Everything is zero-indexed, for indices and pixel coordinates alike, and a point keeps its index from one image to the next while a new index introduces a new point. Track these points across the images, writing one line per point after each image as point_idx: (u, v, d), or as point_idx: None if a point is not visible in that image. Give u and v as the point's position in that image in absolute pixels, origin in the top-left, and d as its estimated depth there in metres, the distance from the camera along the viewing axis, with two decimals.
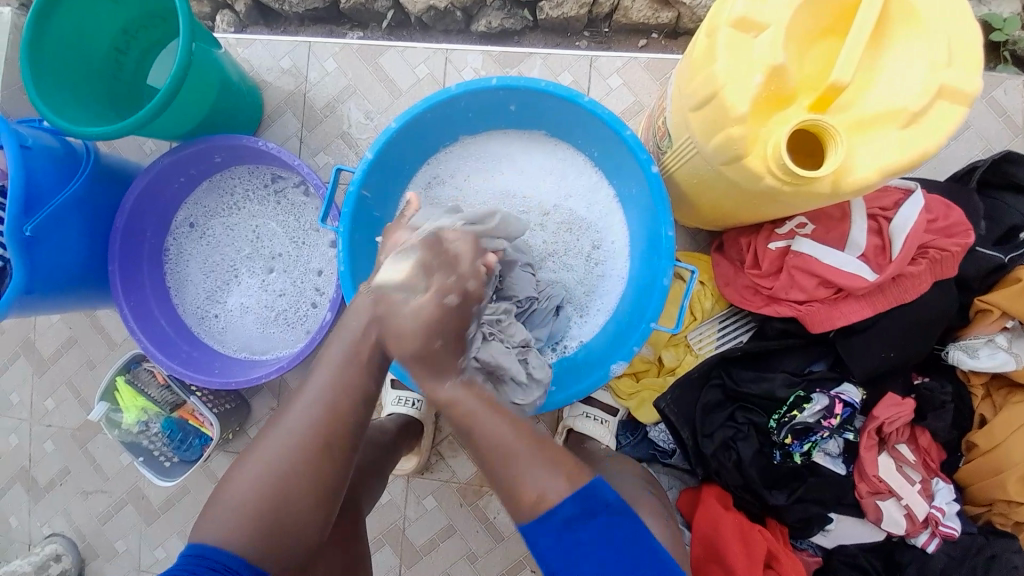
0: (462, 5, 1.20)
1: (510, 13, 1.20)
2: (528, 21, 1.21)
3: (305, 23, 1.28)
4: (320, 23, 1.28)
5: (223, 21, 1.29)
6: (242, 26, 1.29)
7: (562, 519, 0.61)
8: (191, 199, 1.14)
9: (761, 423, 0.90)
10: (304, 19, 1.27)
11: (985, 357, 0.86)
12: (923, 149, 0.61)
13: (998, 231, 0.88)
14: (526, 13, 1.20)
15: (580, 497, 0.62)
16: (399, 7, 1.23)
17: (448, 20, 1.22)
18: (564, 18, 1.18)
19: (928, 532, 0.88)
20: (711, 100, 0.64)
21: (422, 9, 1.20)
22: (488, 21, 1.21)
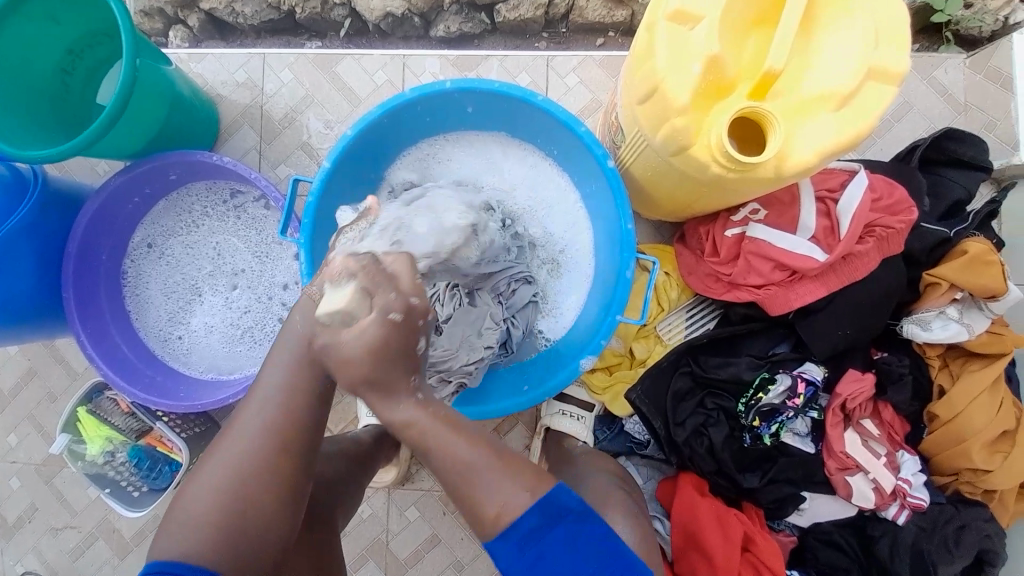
0: (418, 11, 1.19)
1: (467, 17, 1.20)
2: (485, 25, 1.22)
3: (262, 35, 1.27)
4: (277, 35, 1.27)
5: (176, 36, 1.27)
6: (196, 41, 1.28)
7: (524, 534, 0.57)
8: (147, 220, 1.11)
9: (730, 408, 0.91)
10: (260, 31, 1.26)
11: (938, 329, 0.88)
12: (857, 129, 0.63)
13: (942, 206, 0.92)
14: (483, 16, 1.21)
15: (539, 508, 0.57)
16: (355, 15, 1.23)
17: (406, 27, 1.22)
18: (521, 20, 1.19)
19: (897, 504, 0.90)
20: (654, 93, 0.65)
21: (379, 17, 1.20)
22: (446, 26, 1.22)
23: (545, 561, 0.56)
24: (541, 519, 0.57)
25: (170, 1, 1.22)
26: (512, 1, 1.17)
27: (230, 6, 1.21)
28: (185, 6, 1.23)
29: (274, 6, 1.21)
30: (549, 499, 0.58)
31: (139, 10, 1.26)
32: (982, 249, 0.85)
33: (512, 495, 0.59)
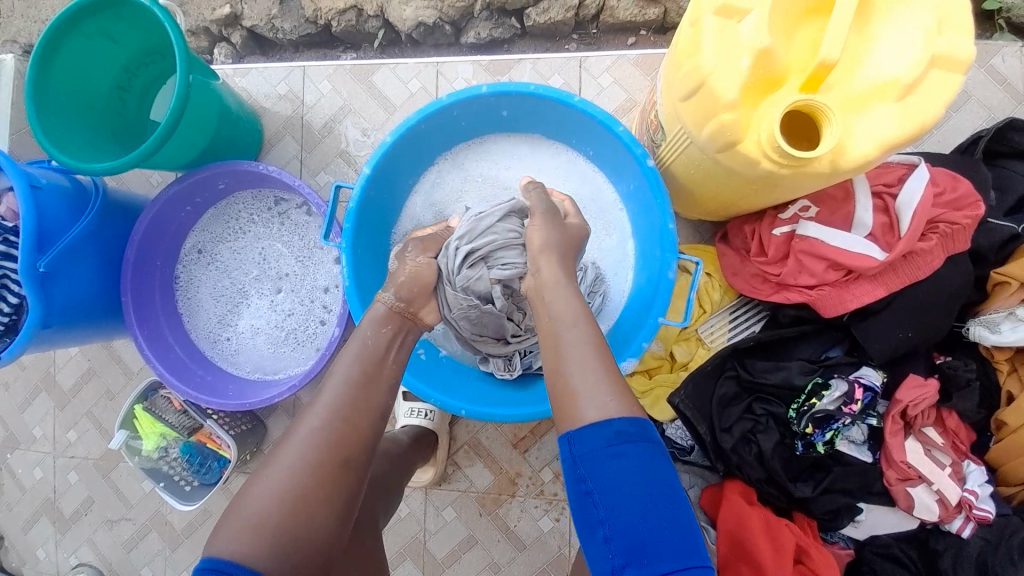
0: (450, 19, 1.22)
1: (498, 23, 1.22)
2: (515, 30, 1.23)
3: (300, 50, 1.32)
4: (315, 48, 1.32)
5: (221, 53, 1.34)
6: (239, 57, 1.34)
7: (613, 432, 0.59)
8: (197, 228, 1.16)
9: (780, 414, 0.87)
10: (298, 46, 1.32)
11: (1007, 331, 0.82)
12: (922, 121, 0.59)
13: (1010, 201, 0.86)
14: (513, 21, 1.22)
15: (633, 420, 0.60)
16: (389, 27, 1.26)
17: (437, 35, 1.25)
18: (551, 23, 1.19)
19: (962, 516, 0.85)
20: (701, 89, 0.64)
21: (411, 27, 1.22)
22: (477, 32, 1.23)
23: (623, 467, 0.57)
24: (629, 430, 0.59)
25: (215, 19, 1.29)
26: (542, 6, 1.18)
27: (270, 22, 1.27)
28: (228, 24, 1.29)
29: (311, 20, 1.26)
30: (640, 422, 0.60)
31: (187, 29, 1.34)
32: None
33: (576, 434, 0.60)
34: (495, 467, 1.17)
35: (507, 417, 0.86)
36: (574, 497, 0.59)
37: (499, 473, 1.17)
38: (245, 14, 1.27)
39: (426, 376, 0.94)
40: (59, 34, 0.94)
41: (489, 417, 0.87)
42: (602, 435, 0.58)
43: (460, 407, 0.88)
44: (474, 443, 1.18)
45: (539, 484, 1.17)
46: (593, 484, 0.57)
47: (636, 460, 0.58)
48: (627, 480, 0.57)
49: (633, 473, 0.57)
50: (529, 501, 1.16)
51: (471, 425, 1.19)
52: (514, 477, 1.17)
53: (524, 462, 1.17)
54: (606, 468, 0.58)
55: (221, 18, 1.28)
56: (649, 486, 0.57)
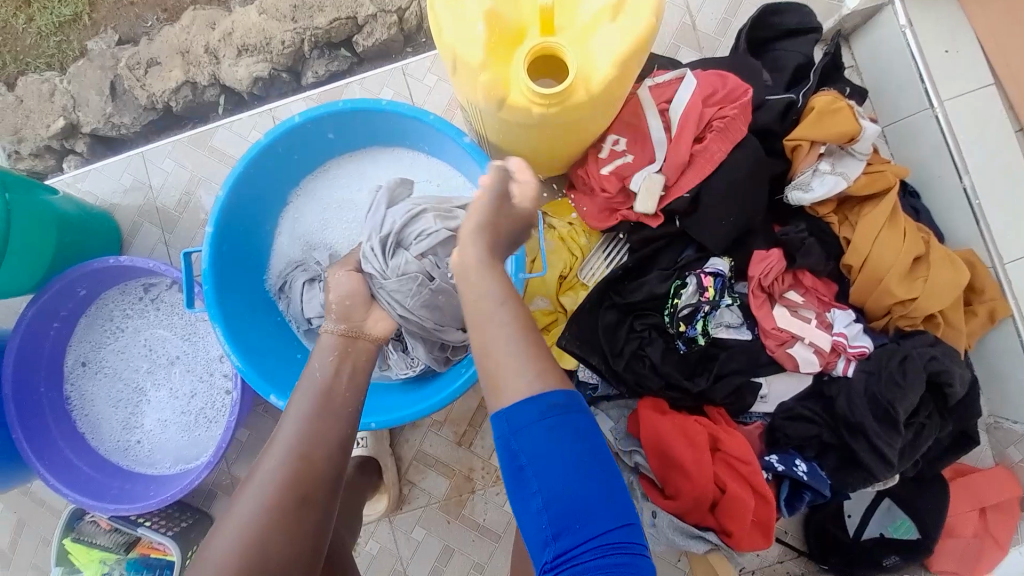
0: (284, 66, 1.28)
1: (331, 57, 1.28)
2: (350, 58, 1.29)
3: (148, 138, 1.32)
4: (163, 132, 1.32)
5: (70, 165, 1.31)
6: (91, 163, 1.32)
7: (548, 406, 0.60)
8: (75, 342, 1.14)
9: (658, 323, 0.93)
10: (146, 135, 1.32)
11: (818, 186, 0.90)
12: (642, 29, 0.66)
13: (785, 77, 0.96)
14: (345, 52, 1.29)
15: (567, 397, 0.61)
16: (228, 91, 1.30)
17: (278, 84, 1.29)
18: (381, 43, 1.28)
19: (842, 359, 0.93)
20: (456, 62, 0.69)
21: (249, 83, 1.27)
22: (314, 71, 1.29)
23: (553, 439, 0.58)
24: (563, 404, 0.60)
25: (53, 135, 1.29)
26: (366, 30, 1.27)
27: (109, 120, 1.29)
28: (69, 136, 1.30)
29: (149, 106, 1.29)
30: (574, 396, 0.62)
31: (28, 154, 1.31)
32: (827, 101, 0.88)
33: (509, 411, 0.60)
34: (448, 471, 1.19)
35: (416, 415, 0.89)
36: (511, 476, 0.60)
37: (454, 475, 1.18)
38: (82, 120, 1.29)
39: None
40: None
41: (399, 421, 0.89)
42: (535, 409, 0.60)
43: (369, 419, 0.90)
44: (421, 456, 1.19)
45: (493, 471, 1.18)
46: (526, 458, 0.58)
47: (570, 433, 0.59)
48: (559, 451, 0.58)
49: (565, 445, 0.58)
50: (490, 491, 1.18)
51: (413, 439, 1.20)
52: (468, 474, 1.18)
53: (473, 455, 1.19)
54: (542, 441, 0.58)
55: (58, 131, 1.29)
56: (580, 456, 0.58)
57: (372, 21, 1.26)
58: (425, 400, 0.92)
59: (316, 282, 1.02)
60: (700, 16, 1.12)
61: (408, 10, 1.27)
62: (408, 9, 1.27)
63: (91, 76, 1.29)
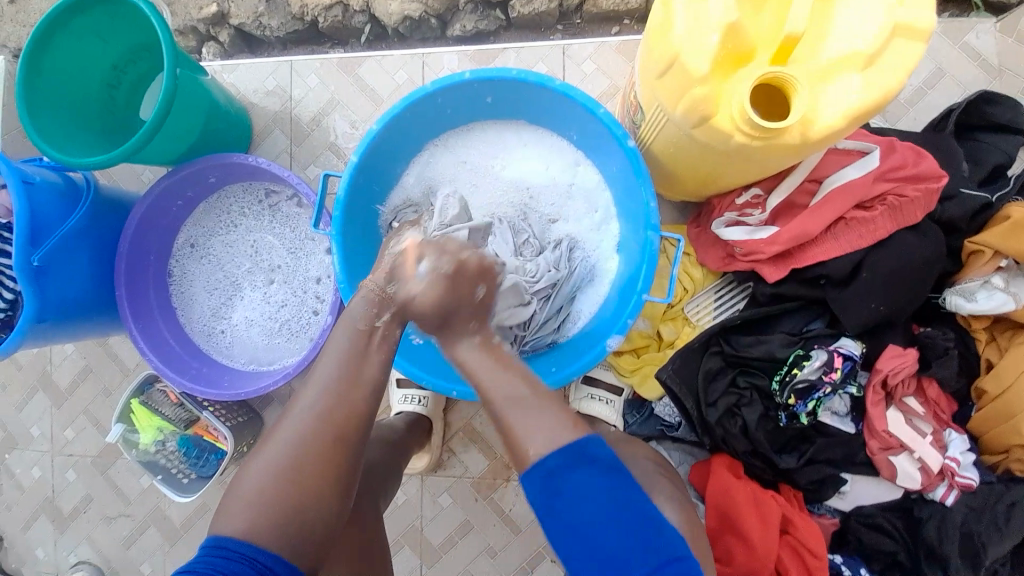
0: (435, 12, 1.24)
1: (483, 15, 1.24)
2: (501, 21, 1.25)
3: (287, 46, 1.34)
4: (300, 44, 1.33)
5: (210, 52, 1.36)
6: (228, 55, 1.36)
7: (549, 468, 0.59)
8: (190, 222, 1.17)
9: (763, 386, 0.89)
10: (285, 42, 1.33)
11: (983, 299, 0.85)
12: (884, 90, 0.62)
13: (982, 171, 0.89)
14: (499, 13, 1.24)
15: (567, 450, 0.59)
16: (375, 21, 1.28)
17: (423, 29, 1.26)
18: (536, 13, 1.22)
19: (945, 484, 0.87)
20: (673, 65, 0.66)
21: (397, 21, 1.24)
22: (462, 25, 1.25)
23: (571, 496, 0.57)
24: (565, 459, 0.59)
25: (203, 18, 1.30)
26: None
27: (257, 19, 1.29)
28: (217, 23, 1.31)
29: (298, 17, 1.28)
30: (580, 446, 0.60)
31: (175, 29, 1.35)
32: None
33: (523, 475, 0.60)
34: (489, 453, 1.19)
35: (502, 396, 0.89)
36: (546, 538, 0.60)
37: (494, 459, 1.18)
38: (233, 13, 1.29)
39: (424, 360, 0.95)
40: (50, 32, 0.95)
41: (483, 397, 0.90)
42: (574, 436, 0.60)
43: (451, 387, 0.91)
44: (468, 430, 1.19)
45: None
46: (552, 522, 0.58)
47: (581, 489, 0.58)
48: (580, 510, 0.57)
49: (580, 500, 0.57)
50: (523, 485, 1.18)
51: (465, 411, 1.20)
52: (508, 463, 1.18)
53: None
54: (558, 502, 0.58)
55: (209, 16, 1.30)
56: (600, 514, 0.57)
57: None
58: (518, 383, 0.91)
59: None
60: None
61: None
62: None
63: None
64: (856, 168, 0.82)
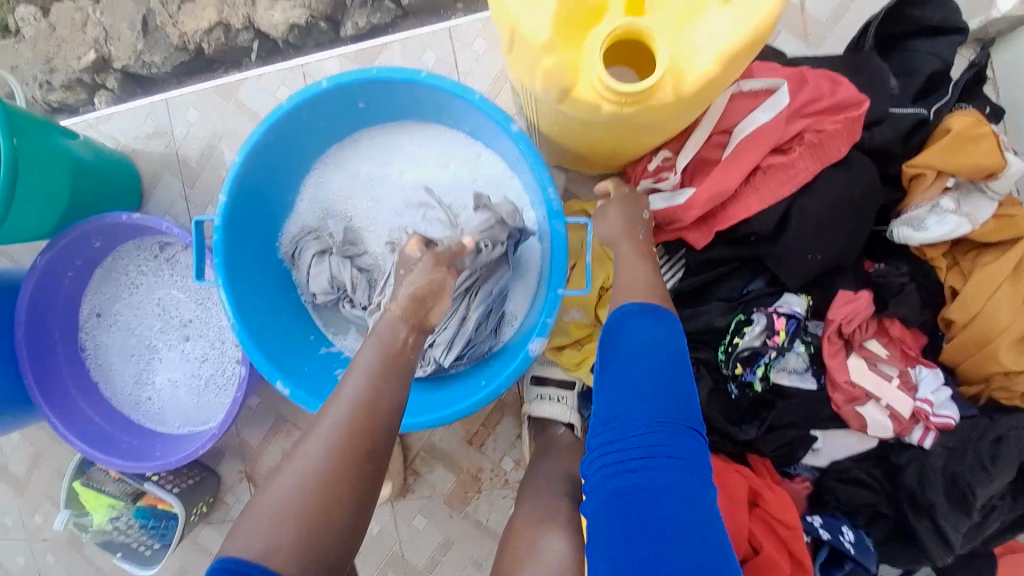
0: (323, 14, 1.14)
1: (374, 8, 1.14)
2: (394, 11, 1.14)
3: (183, 80, 1.22)
4: (194, 75, 1.22)
5: (103, 102, 1.24)
6: (121, 101, 1.24)
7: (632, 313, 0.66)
8: (90, 291, 1.09)
9: (709, 358, 0.81)
10: (180, 77, 1.22)
11: (935, 226, 0.75)
12: (759, 20, 0.52)
13: (916, 84, 0.79)
14: (390, 3, 1.14)
15: (654, 314, 0.65)
16: (262, 36, 1.18)
17: (315, 33, 1.16)
18: None
19: (920, 427, 0.80)
20: (515, 38, 0.56)
21: (284, 31, 1.15)
22: (354, 22, 1.16)
23: (637, 347, 0.62)
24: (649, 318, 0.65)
25: (86, 67, 1.21)
26: None
27: (139, 58, 1.20)
28: (101, 70, 1.22)
29: (181, 47, 1.19)
30: (663, 315, 0.66)
31: (62, 85, 1.24)
32: (971, 122, 0.73)
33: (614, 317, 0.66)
34: (456, 467, 1.12)
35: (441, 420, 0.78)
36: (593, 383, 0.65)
37: (461, 472, 1.12)
38: (114, 56, 1.21)
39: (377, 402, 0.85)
40: None
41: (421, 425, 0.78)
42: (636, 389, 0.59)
43: None
44: (429, 449, 1.12)
45: (502, 474, 1.11)
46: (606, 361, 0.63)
47: (649, 349, 0.61)
48: (631, 363, 0.61)
49: (639, 353, 0.61)
50: (496, 493, 1.11)
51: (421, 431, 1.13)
52: (477, 473, 1.11)
53: (483, 456, 1.11)
54: (618, 348, 0.63)
55: (91, 64, 1.21)
56: (651, 373, 0.60)
57: None
58: (457, 402, 0.81)
59: (328, 254, 0.94)
60: None
61: None
62: None
63: (124, 8, 1.20)
64: (764, 111, 0.73)
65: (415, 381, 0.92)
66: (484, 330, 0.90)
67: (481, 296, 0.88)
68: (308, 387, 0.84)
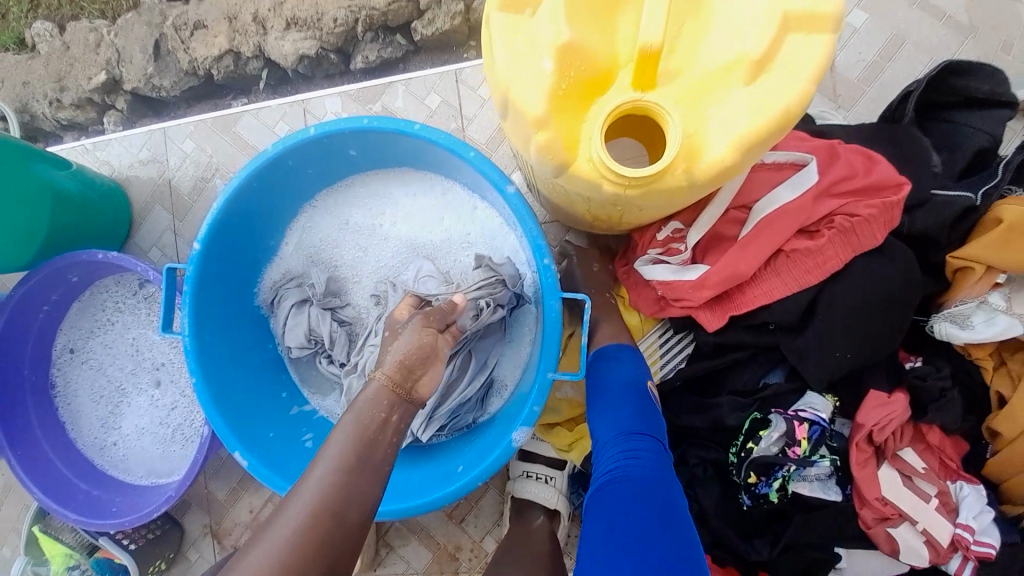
0: (333, 46, 1.12)
1: (385, 43, 1.12)
2: (405, 47, 1.13)
3: (190, 104, 1.20)
4: (203, 100, 1.20)
5: (111, 122, 1.22)
6: (130, 122, 1.22)
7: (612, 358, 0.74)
8: (65, 326, 1.05)
9: (720, 460, 0.74)
10: (189, 100, 1.20)
11: (981, 326, 0.67)
12: (785, 103, 0.46)
13: (960, 161, 0.70)
14: (400, 38, 1.12)
15: (633, 357, 0.74)
16: (272, 65, 1.16)
17: (325, 66, 1.14)
18: (441, 33, 1.11)
19: (959, 555, 0.69)
20: (508, 105, 0.50)
21: (294, 61, 1.12)
22: (365, 55, 1.13)
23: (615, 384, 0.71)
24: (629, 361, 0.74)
25: (96, 87, 1.18)
26: (427, 17, 1.10)
27: (149, 81, 1.17)
28: (111, 91, 1.19)
29: (191, 72, 1.16)
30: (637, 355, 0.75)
31: (72, 103, 1.21)
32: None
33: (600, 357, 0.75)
34: (432, 543, 1.03)
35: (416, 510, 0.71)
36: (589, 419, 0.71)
37: (437, 550, 1.02)
38: (125, 77, 1.18)
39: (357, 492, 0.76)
40: None
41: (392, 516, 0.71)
42: (621, 423, 0.67)
43: None
44: (405, 520, 1.03)
45: (483, 555, 1.01)
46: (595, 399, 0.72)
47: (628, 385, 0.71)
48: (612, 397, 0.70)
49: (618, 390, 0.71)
50: None
51: None
52: (454, 552, 1.02)
53: (463, 532, 1.02)
54: (601, 383, 0.73)
55: (100, 85, 1.18)
56: (630, 410, 0.68)
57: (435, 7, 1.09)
58: (435, 488, 0.74)
59: (307, 305, 0.89)
60: (844, 56, 0.87)
61: None
62: None
63: (137, 31, 1.18)
64: (789, 187, 0.66)
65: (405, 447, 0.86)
66: (472, 402, 0.83)
67: (472, 366, 0.82)
68: (274, 464, 0.78)
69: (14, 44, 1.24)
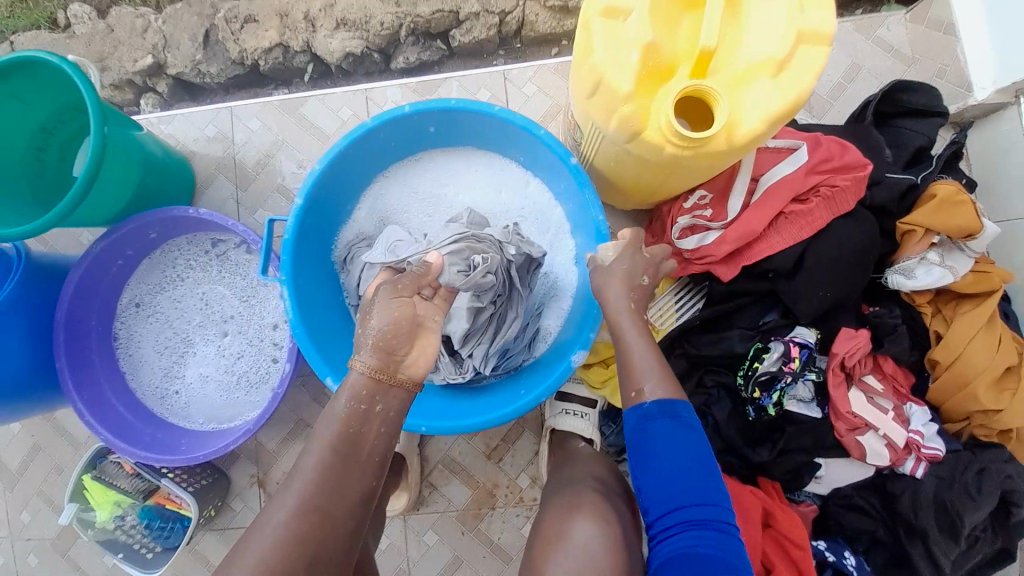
0: (378, 47, 1.26)
1: (424, 46, 1.26)
2: (443, 51, 1.28)
3: (230, 91, 1.31)
4: (244, 88, 1.31)
5: (148, 103, 1.32)
6: (168, 104, 1.32)
7: (644, 414, 0.72)
8: (133, 281, 1.13)
9: (729, 382, 0.92)
10: (228, 87, 1.31)
11: (922, 276, 0.89)
12: (797, 92, 0.65)
13: (906, 155, 0.94)
14: (439, 43, 1.27)
15: (663, 404, 0.71)
16: (318, 61, 1.28)
17: (367, 63, 1.28)
18: (477, 41, 1.25)
19: (913, 457, 0.89)
20: (599, 86, 0.68)
21: (339, 58, 1.25)
22: (405, 57, 1.27)
23: (656, 445, 0.70)
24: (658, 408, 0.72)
25: (138, 70, 1.27)
26: (465, 26, 1.24)
27: (195, 67, 1.27)
28: (154, 74, 1.28)
29: (237, 61, 1.27)
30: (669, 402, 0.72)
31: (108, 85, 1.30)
32: (953, 191, 0.87)
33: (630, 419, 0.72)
34: (472, 482, 1.16)
35: (484, 423, 0.86)
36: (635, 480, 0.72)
37: (476, 488, 1.15)
38: (169, 62, 1.27)
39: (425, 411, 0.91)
40: None
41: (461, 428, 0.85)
42: (668, 494, 0.68)
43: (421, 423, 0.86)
44: (448, 462, 1.16)
45: (517, 491, 1.15)
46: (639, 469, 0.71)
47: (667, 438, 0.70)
48: (656, 458, 0.69)
49: (661, 453, 0.69)
50: (510, 511, 1.15)
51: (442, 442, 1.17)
52: (491, 489, 1.15)
53: (500, 472, 1.16)
54: (643, 439, 0.71)
55: (145, 67, 1.27)
56: (677, 476, 0.68)
57: (473, 18, 1.23)
58: (499, 407, 0.89)
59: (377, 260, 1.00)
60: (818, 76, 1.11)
61: (511, 13, 1.24)
62: (511, 13, 1.24)
63: (186, 20, 1.27)
64: (787, 165, 0.87)
65: (431, 382, 0.99)
66: (521, 344, 0.98)
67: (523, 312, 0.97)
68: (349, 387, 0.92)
69: (47, 23, 1.32)
